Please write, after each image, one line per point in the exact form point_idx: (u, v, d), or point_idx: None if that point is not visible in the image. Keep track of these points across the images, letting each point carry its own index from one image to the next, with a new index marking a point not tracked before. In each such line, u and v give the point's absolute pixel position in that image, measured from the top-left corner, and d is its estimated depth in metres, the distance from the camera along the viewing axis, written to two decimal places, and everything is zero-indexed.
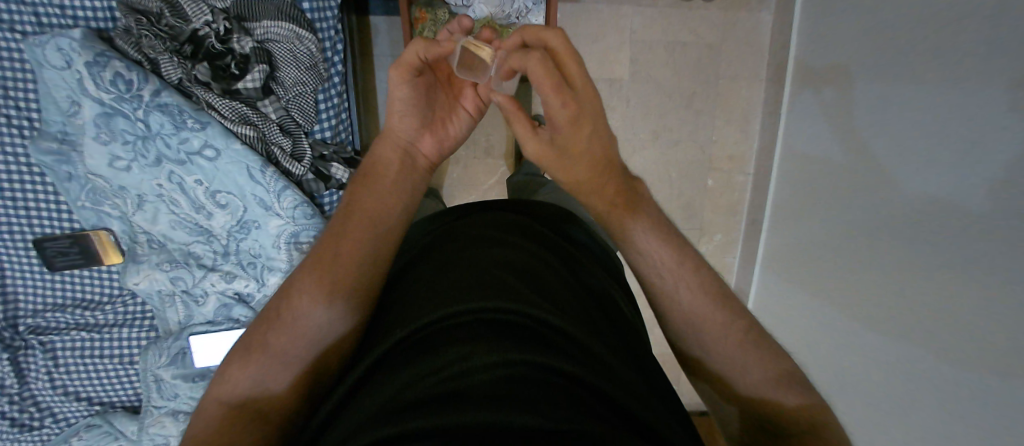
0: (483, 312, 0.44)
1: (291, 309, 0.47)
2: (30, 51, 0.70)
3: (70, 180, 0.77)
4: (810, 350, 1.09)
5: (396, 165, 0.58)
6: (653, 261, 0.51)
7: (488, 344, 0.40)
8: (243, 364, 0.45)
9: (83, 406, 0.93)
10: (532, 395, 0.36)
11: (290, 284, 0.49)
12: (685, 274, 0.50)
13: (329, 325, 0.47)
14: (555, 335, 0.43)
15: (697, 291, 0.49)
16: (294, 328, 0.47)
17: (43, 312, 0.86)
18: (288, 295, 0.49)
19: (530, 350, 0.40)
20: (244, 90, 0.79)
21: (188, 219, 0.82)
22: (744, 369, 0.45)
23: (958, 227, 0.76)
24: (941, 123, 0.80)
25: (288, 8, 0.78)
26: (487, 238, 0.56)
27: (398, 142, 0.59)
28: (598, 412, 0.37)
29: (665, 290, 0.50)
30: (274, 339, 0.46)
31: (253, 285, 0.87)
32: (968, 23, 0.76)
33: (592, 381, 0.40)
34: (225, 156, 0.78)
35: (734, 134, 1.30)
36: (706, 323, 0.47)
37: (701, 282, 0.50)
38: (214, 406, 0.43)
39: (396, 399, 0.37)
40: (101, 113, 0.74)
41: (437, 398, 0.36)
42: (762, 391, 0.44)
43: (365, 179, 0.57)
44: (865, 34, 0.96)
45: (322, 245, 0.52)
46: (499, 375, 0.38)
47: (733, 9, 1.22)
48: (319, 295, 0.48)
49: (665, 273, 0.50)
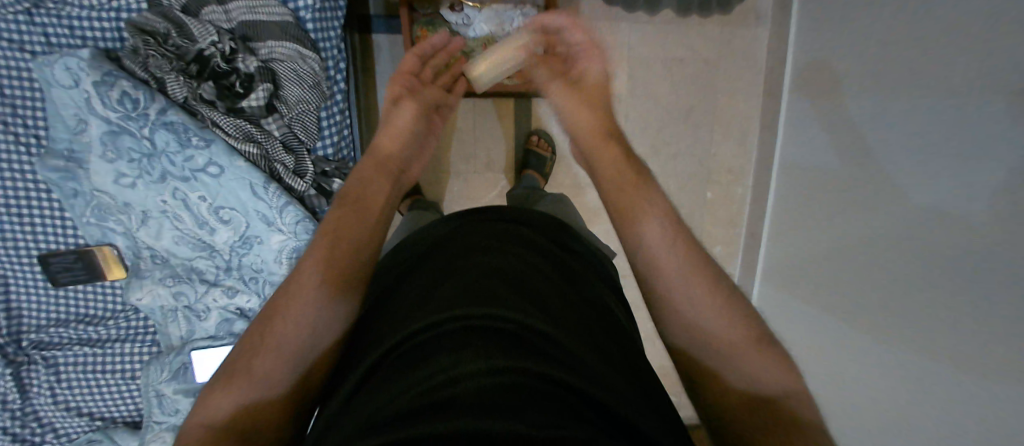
0: (471, 320, 0.45)
1: (277, 332, 0.48)
2: (40, 70, 0.72)
3: (75, 196, 0.78)
4: (808, 363, 1.09)
5: (385, 190, 0.62)
6: (653, 225, 0.54)
7: (476, 351, 0.41)
8: (226, 389, 0.45)
9: (85, 421, 0.93)
10: (519, 401, 0.37)
11: (275, 306, 0.50)
12: (678, 235, 0.54)
13: (312, 343, 0.48)
14: (545, 344, 0.44)
15: (688, 251, 0.52)
16: (280, 348, 0.47)
17: (47, 327, 0.87)
18: (274, 318, 0.49)
19: (517, 357, 0.41)
20: (249, 108, 0.81)
21: (191, 235, 0.83)
22: (721, 339, 0.47)
23: (956, 240, 0.77)
24: (934, 135, 0.81)
25: (293, 29, 0.80)
26: (479, 246, 0.58)
27: (389, 170, 0.64)
28: (589, 420, 0.37)
29: (660, 251, 0.53)
30: (258, 362, 0.46)
31: (255, 300, 0.88)
32: (964, 39, 0.77)
33: (586, 390, 0.40)
34: (229, 173, 0.79)
35: (732, 147, 1.32)
36: (692, 284, 0.50)
37: (690, 251, 0.52)
38: (200, 431, 0.43)
39: (384, 408, 0.38)
40: (108, 131, 0.75)
41: (424, 406, 0.37)
42: (738, 364, 0.46)
43: (351, 201, 0.58)
44: (860, 49, 0.98)
45: (306, 264, 0.52)
46: (486, 382, 0.38)
47: (729, 25, 1.24)
48: (303, 315, 0.48)
49: (661, 236, 0.53)
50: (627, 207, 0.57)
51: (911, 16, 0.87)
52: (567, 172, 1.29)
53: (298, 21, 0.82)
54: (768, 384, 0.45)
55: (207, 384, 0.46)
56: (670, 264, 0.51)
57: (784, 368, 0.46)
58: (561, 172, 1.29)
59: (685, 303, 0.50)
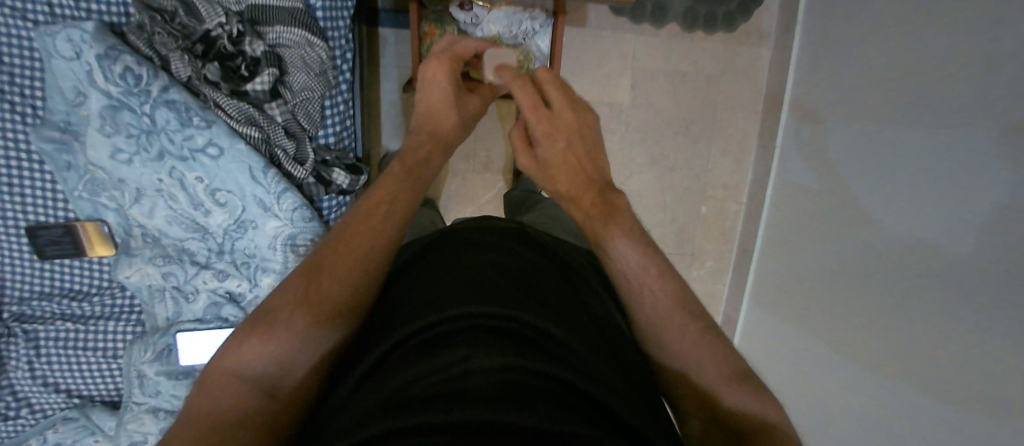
0: (481, 315, 0.46)
1: (322, 290, 0.46)
2: (41, 39, 0.70)
3: (68, 169, 0.77)
4: (791, 379, 1.10)
5: (433, 155, 0.62)
6: (623, 260, 0.53)
7: (488, 347, 0.42)
8: (262, 339, 0.43)
9: (61, 398, 0.91)
10: (531, 398, 0.38)
11: (318, 264, 0.48)
12: (653, 268, 0.52)
13: (348, 308, 0.47)
14: (553, 343, 0.45)
15: (663, 281, 0.51)
16: (318, 311, 0.45)
17: (30, 300, 0.85)
18: (313, 273, 0.47)
19: (528, 356, 0.42)
20: (252, 92, 0.80)
21: (184, 215, 0.82)
22: (699, 368, 0.47)
23: (950, 270, 0.78)
24: (929, 162, 0.83)
25: (302, 15, 0.79)
26: (485, 246, 0.59)
27: (435, 138, 0.64)
28: (595, 421, 0.38)
29: (635, 288, 0.52)
30: (300, 317, 0.44)
31: (246, 285, 0.87)
32: (960, 73, 0.80)
33: (596, 389, 0.41)
34: (228, 155, 0.78)
35: (729, 163, 1.34)
36: (667, 315, 0.49)
37: (667, 279, 0.51)
38: (230, 382, 0.42)
39: (394, 399, 0.39)
40: (109, 106, 0.74)
41: (437, 396, 0.38)
42: (718, 391, 0.45)
43: (407, 174, 0.57)
44: (857, 77, 1.00)
45: (351, 223, 0.50)
46: (498, 377, 0.40)
47: (734, 44, 1.27)
48: (345, 277, 0.47)
49: (635, 274, 0.52)
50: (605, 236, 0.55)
51: (911, 47, 0.89)
52: None
53: (309, 9, 0.81)
54: (749, 412, 0.44)
55: (236, 332, 0.45)
56: (646, 295, 0.51)
57: (767, 395, 0.45)
58: None
59: (662, 332, 0.49)
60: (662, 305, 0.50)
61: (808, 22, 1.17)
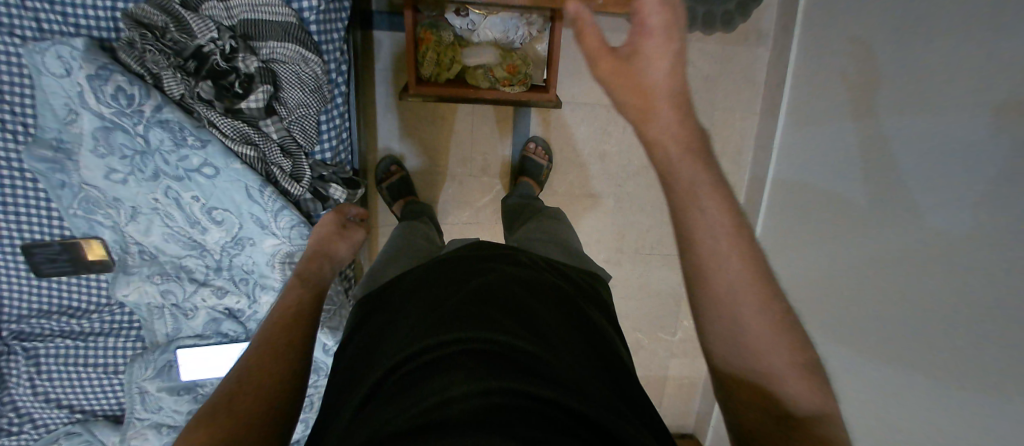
0: (467, 344, 0.47)
1: (256, 385, 0.48)
2: (29, 57, 0.68)
3: (62, 187, 0.75)
4: None
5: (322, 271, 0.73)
6: (715, 225, 0.43)
7: (471, 373, 0.43)
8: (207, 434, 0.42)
9: (63, 414, 0.91)
10: (510, 418, 0.38)
11: (245, 367, 0.50)
12: (738, 239, 0.43)
13: (281, 386, 0.49)
14: (542, 366, 0.46)
15: (746, 254, 0.43)
16: (254, 394, 0.47)
17: (28, 318, 0.85)
18: (241, 376, 0.49)
19: (510, 378, 0.43)
20: (246, 109, 0.78)
21: (181, 233, 0.82)
22: (768, 359, 0.41)
23: (945, 283, 0.78)
24: (930, 170, 0.82)
25: (295, 31, 0.77)
26: (475, 269, 0.60)
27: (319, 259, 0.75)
28: (580, 435, 0.39)
29: (716, 259, 0.43)
30: (240, 409, 0.45)
31: (245, 301, 0.88)
32: (963, 79, 0.78)
33: (582, 409, 0.42)
34: (225, 174, 0.78)
35: (726, 165, 1.34)
36: (743, 297, 0.42)
37: (746, 254, 0.43)
38: None
39: (380, 431, 0.39)
40: (102, 127, 0.73)
41: (422, 425, 0.38)
42: (782, 385, 0.41)
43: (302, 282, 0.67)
44: (853, 81, 0.99)
45: (268, 328, 0.56)
46: (477, 400, 0.40)
47: (731, 45, 1.26)
48: (269, 365, 0.50)
49: (720, 244, 0.43)
50: (686, 195, 0.44)
51: (910, 52, 0.88)
52: (564, 181, 1.31)
53: (302, 23, 0.80)
54: (810, 406, 0.40)
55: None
56: (724, 272, 0.42)
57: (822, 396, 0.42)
58: (558, 180, 1.31)
59: (733, 302, 0.42)
60: (743, 277, 0.42)
61: (807, 21, 1.15)
